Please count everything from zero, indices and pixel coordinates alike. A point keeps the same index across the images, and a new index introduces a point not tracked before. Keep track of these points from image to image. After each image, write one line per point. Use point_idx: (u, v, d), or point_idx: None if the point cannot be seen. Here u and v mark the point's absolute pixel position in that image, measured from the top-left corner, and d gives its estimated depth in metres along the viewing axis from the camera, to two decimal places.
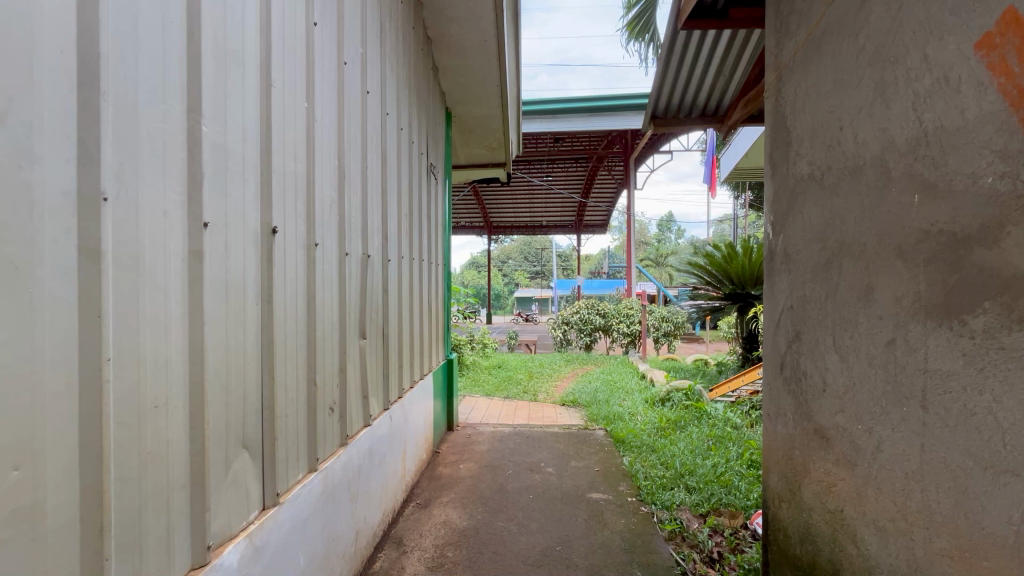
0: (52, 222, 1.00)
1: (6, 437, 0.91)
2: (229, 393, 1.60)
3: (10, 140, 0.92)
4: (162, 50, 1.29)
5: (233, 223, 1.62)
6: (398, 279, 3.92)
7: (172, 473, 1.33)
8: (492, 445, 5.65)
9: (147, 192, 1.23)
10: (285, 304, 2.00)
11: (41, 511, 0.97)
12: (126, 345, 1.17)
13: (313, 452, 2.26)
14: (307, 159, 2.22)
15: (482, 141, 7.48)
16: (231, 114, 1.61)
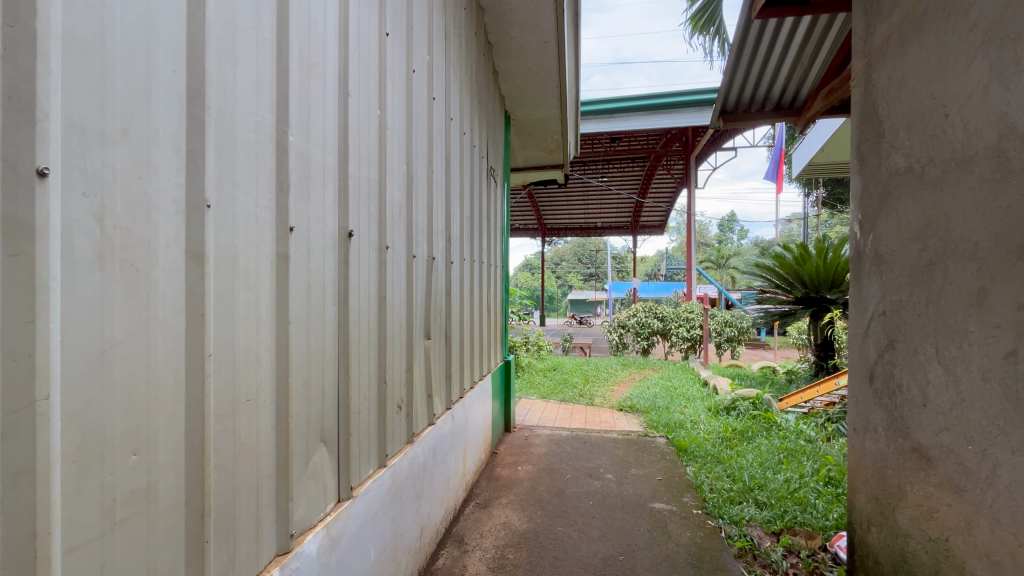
0: (165, 227, 1.07)
1: (128, 424, 0.99)
2: (310, 390, 1.68)
3: (132, 153, 0.99)
4: (256, 67, 1.38)
5: (315, 227, 1.70)
6: (461, 280, 3.99)
7: (261, 463, 1.41)
8: (549, 448, 5.60)
9: (242, 200, 1.31)
10: (359, 304, 2.08)
11: (155, 493, 1.05)
12: (224, 341, 1.25)
13: (383, 449, 2.34)
14: (379, 165, 2.30)
15: (540, 143, 7.47)
16: (313, 124, 1.70)
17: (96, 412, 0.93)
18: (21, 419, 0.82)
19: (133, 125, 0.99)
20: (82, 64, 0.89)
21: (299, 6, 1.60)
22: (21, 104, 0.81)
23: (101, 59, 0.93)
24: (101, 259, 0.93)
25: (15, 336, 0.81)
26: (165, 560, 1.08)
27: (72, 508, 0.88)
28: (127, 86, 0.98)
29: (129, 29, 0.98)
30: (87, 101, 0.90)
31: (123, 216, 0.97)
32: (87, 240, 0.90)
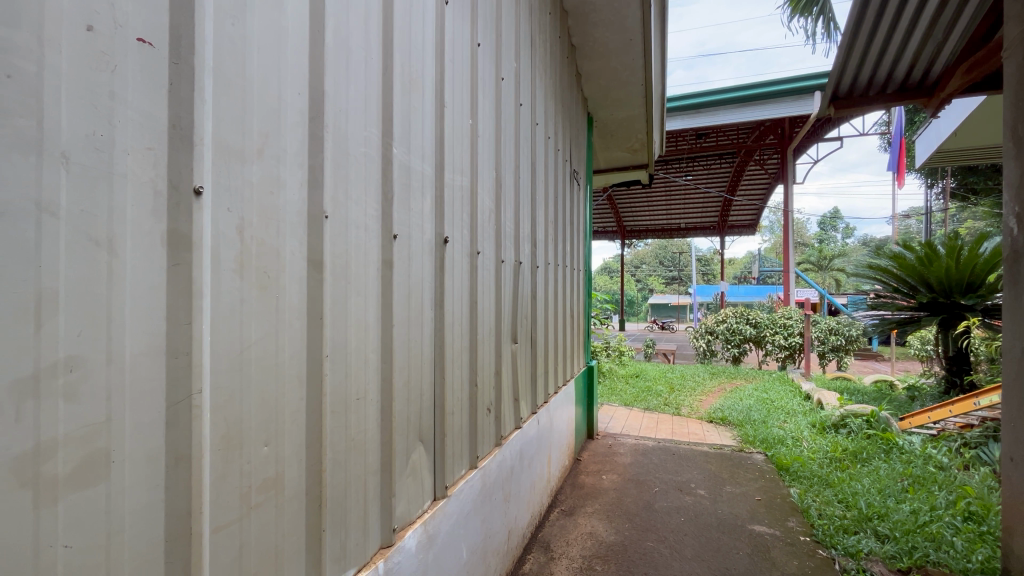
0: (290, 237, 1.16)
1: (261, 417, 1.08)
2: (410, 390, 1.76)
3: (265, 170, 1.08)
4: (365, 86, 1.46)
5: (414, 234, 1.78)
6: (545, 284, 3.98)
7: (368, 459, 1.49)
8: (635, 458, 5.40)
9: (353, 210, 1.40)
10: (453, 308, 2.13)
11: (282, 483, 1.14)
12: (339, 343, 1.34)
13: (474, 450, 2.39)
14: (471, 172, 2.36)
15: (624, 143, 7.27)
16: (414, 136, 1.78)
17: (237, 407, 1.01)
18: (180, 411, 0.89)
19: (266, 146, 1.08)
20: (227, 93, 0.99)
21: (401, 25, 1.68)
22: (183, 131, 0.90)
23: (242, 87, 1.02)
24: (241, 268, 1.02)
25: (176, 338, 0.89)
26: (290, 545, 1.17)
27: (218, 493, 0.97)
28: (262, 110, 1.08)
29: (263, 59, 1.08)
30: (231, 125, 0.99)
31: (257, 228, 1.06)
32: (231, 251, 0.99)
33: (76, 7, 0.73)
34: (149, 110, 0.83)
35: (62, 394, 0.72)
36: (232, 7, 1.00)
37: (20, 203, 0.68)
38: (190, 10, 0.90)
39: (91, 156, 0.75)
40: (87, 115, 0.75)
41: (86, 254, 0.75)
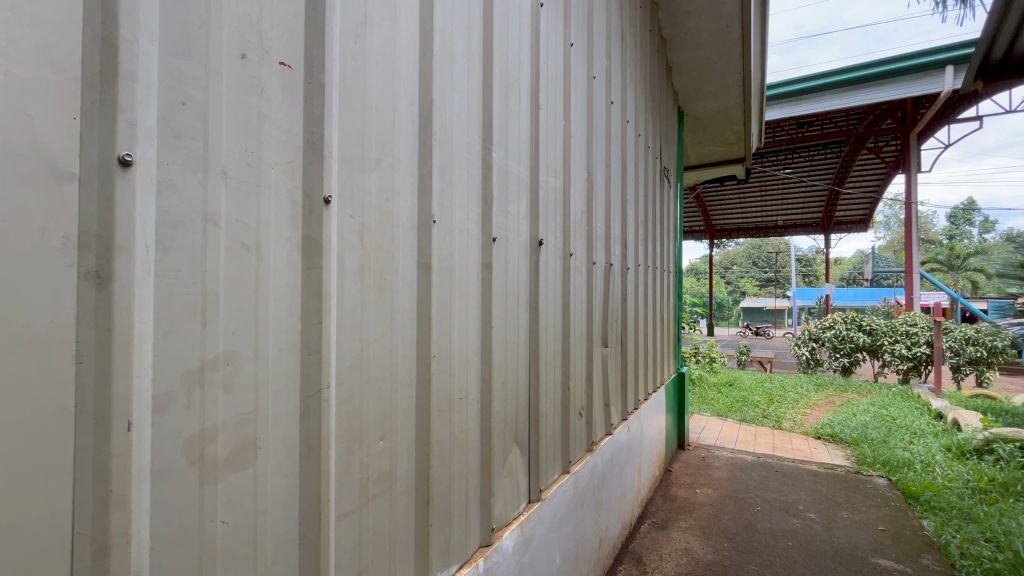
0: (403, 241, 1.21)
1: (377, 413, 1.13)
2: (507, 390, 1.77)
3: (382, 178, 1.14)
4: (468, 93, 1.50)
5: (511, 237, 1.79)
6: (636, 287, 3.84)
7: (469, 458, 1.52)
8: (732, 473, 5.02)
9: (457, 214, 1.44)
10: (547, 311, 2.12)
11: (395, 476, 1.19)
12: (444, 344, 1.38)
13: (567, 455, 2.35)
14: (564, 173, 2.34)
15: (718, 137, 6.84)
16: (512, 139, 1.79)
17: (358, 401, 1.08)
18: (311, 404, 0.96)
19: (383, 155, 1.14)
20: (350, 107, 1.05)
21: (500, 31, 1.71)
22: (315, 145, 0.97)
23: (363, 101, 1.09)
24: (362, 271, 1.08)
25: (309, 335, 0.96)
26: (402, 536, 1.22)
27: (343, 483, 1.04)
28: (380, 121, 1.14)
29: (381, 73, 1.14)
30: (354, 138, 1.06)
31: (375, 233, 1.12)
32: (354, 255, 1.06)
33: (235, 37, 0.81)
34: (288, 126, 0.91)
35: (222, 385, 0.80)
36: (355, 27, 1.06)
37: (192, 213, 0.75)
38: (322, 32, 0.97)
39: (243, 170, 0.83)
40: (242, 133, 0.83)
41: (241, 259, 0.82)
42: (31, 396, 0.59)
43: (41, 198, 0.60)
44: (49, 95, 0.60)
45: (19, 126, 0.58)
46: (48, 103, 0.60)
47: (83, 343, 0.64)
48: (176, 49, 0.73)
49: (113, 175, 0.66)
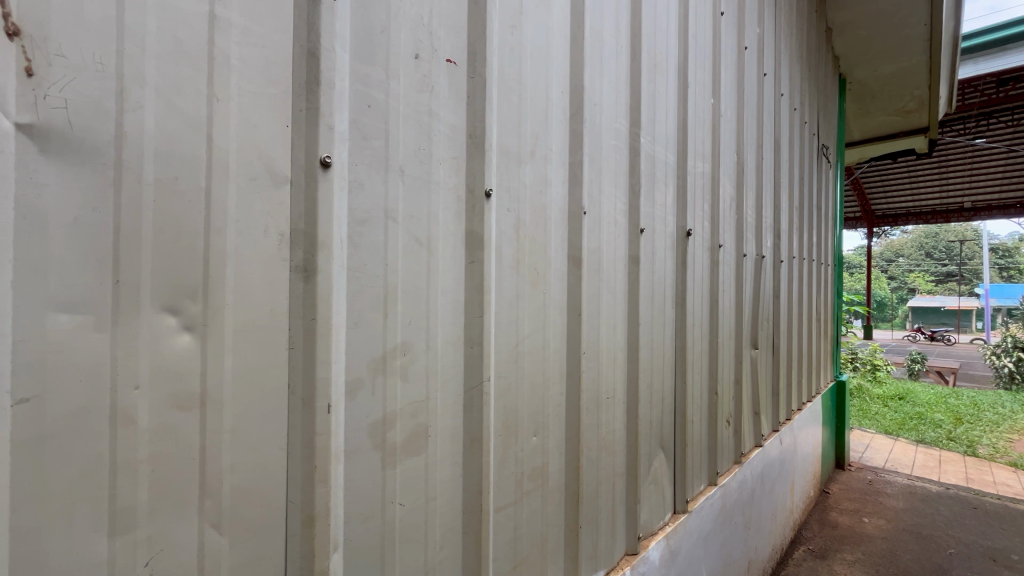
0: (555, 234, 1.18)
1: (531, 409, 1.12)
2: (653, 392, 1.66)
3: (536, 170, 1.12)
4: (616, 77, 1.42)
5: (658, 228, 1.67)
6: (789, 282, 3.39)
7: (616, 460, 1.45)
8: (912, 504, 4.21)
9: (606, 205, 1.37)
10: (694, 308, 1.95)
11: (547, 473, 1.17)
12: (592, 340, 1.32)
13: (714, 466, 2.15)
14: (713, 157, 2.13)
15: (893, 105, 5.76)
16: (659, 122, 1.66)
17: (514, 396, 1.07)
18: (473, 396, 0.97)
19: (538, 146, 1.12)
20: (507, 99, 1.04)
21: (648, 7, 1.58)
22: (477, 140, 0.97)
23: (519, 93, 1.07)
24: (518, 265, 1.07)
25: (470, 328, 0.97)
26: (553, 535, 1.19)
27: (501, 476, 1.04)
28: (534, 112, 1.11)
29: (536, 63, 1.11)
30: (509, 130, 1.05)
31: (530, 226, 1.11)
32: (510, 248, 1.05)
33: (410, 39, 0.84)
34: (454, 123, 0.93)
35: (400, 373, 0.84)
36: (512, 17, 1.05)
37: (375, 210, 0.79)
38: (483, 25, 0.97)
39: (417, 167, 0.86)
40: (416, 131, 0.85)
41: (414, 253, 0.85)
42: (256, 378, 0.66)
43: (264, 201, 0.66)
44: (269, 105, 0.66)
45: (249, 135, 0.64)
46: (268, 113, 0.66)
47: (294, 332, 0.70)
48: (363, 55, 0.77)
49: (316, 176, 0.71)
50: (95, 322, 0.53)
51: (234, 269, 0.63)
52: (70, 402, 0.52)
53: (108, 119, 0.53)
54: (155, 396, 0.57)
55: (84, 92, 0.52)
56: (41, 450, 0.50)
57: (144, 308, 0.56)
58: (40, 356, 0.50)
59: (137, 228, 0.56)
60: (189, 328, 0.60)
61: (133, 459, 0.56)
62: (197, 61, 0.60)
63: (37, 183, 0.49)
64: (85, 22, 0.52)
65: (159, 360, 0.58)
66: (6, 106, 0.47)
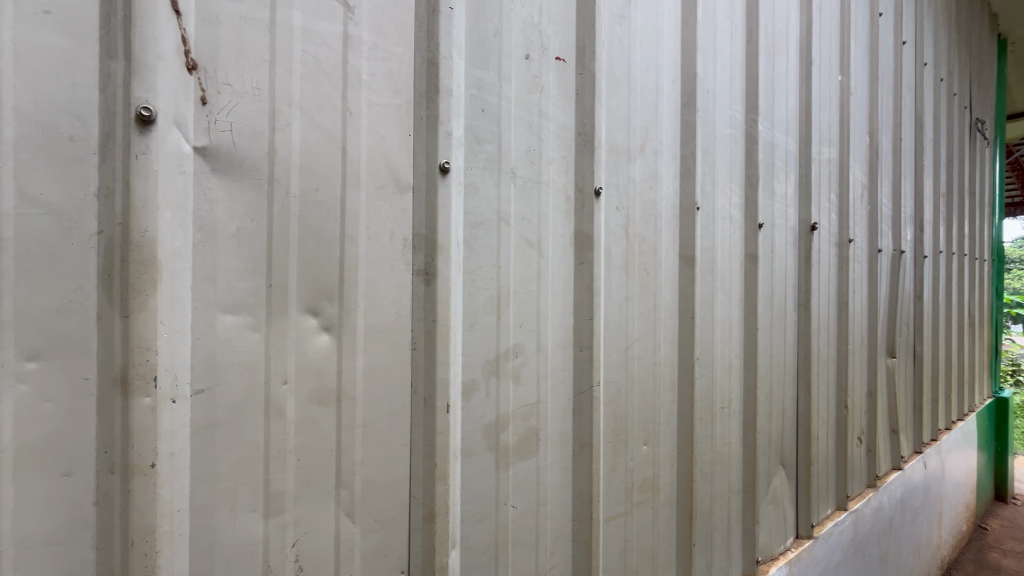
0: (666, 232, 1.12)
1: (642, 416, 1.07)
2: (773, 403, 1.51)
3: (646, 166, 1.06)
4: (731, 60, 1.31)
5: (778, 223, 1.51)
6: (935, 282, 2.93)
7: (731, 476, 1.34)
8: None
9: (720, 200, 1.27)
10: (820, 310, 1.74)
11: (657, 485, 1.11)
12: (706, 345, 1.23)
13: (843, 489, 1.91)
14: (841, 140, 1.89)
15: None
16: (779, 106, 1.51)
17: (623, 402, 1.02)
18: (583, 401, 0.94)
19: (648, 140, 1.07)
20: (616, 93, 1.00)
21: None
22: (587, 137, 0.94)
23: (628, 85, 1.02)
24: (628, 265, 1.02)
25: (580, 331, 0.94)
26: (664, 550, 1.13)
27: (611, 485, 1.00)
28: (644, 105, 1.06)
29: (645, 53, 1.06)
30: (619, 124, 1.00)
31: (640, 224, 1.05)
32: (620, 248, 1.01)
33: (521, 40, 0.84)
34: (564, 122, 0.91)
35: (512, 376, 0.84)
36: (621, 7, 1.00)
37: (489, 212, 0.80)
38: (592, 19, 0.94)
39: (528, 168, 0.85)
40: (526, 133, 0.85)
41: (526, 254, 0.85)
42: (384, 377, 0.69)
43: (390, 207, 0.69)
44: (395, 117, 0.69)
45: (377, 146, 0.68)
46: (393, 123, 0.69)
47: (417, 333, 0.72)
48: (477, 60, 0.78)
49: (436, 182, 0.73)
50: (254, 322, 0.59)
51: (365, 274, 0.67)
52: (234, 393, 0.57)
53: (262, 138, 0.58)
54: (300, 390, 0.62)
55: (244, 115, 0.57)
56: (211, 435, 0.56)
57: (292, 310, 0.61)
58: (211, 352, 0.56)
59: (286, 236, 0.60)
60: (327, 328, 0.64)
61: (283, 447, 0.61)
62: (334, 79, 0.64)
63: (209, 196, 0.55)
64: (245, 51, 0.57)
65: (304, 358, 0.62)
66: (187, 130, 0.53)
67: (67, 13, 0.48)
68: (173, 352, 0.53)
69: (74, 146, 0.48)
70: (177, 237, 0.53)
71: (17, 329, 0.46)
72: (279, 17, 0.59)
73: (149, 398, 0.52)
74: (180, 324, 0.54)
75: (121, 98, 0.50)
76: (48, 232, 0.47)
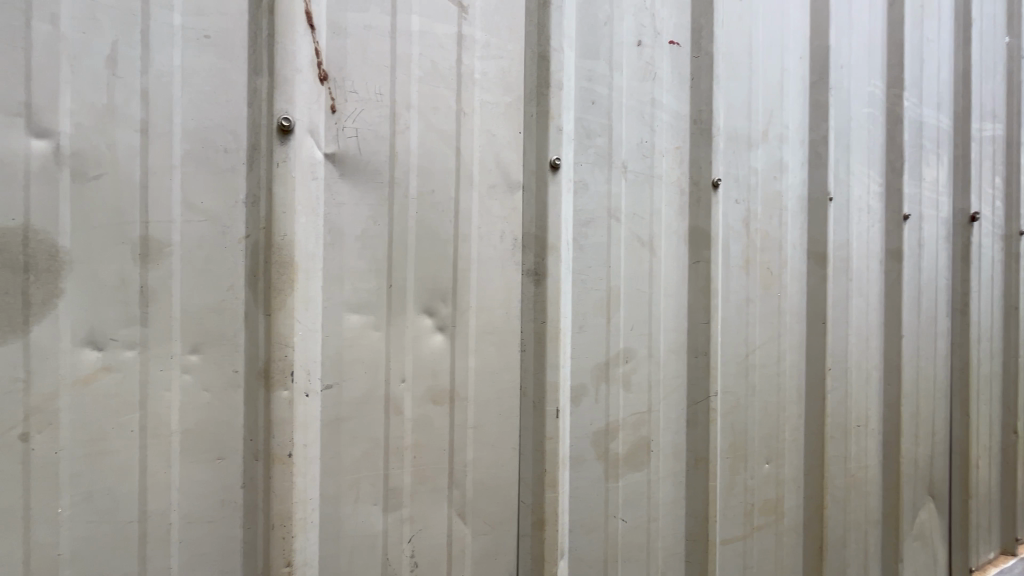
0: (792, 227, 1.00)
1: (764, 431, 0.96)
2: (920, 422, 1.30)
3: (770, 154, 0.96)
4: (869, 29, 1.14)
5: (928, 213, 1.30)
6: None
7: (868, 504, 1.17)
8: None
9: (856, 188, 1.11)
10: (981, 316, 1.47)
11: (781, 509, 0.99)
12: (839, 354, 1.09)
13: (1010, 530, 1.60)
14: (1009, 113, 1.58)
15: None
16: (929, 77, 1.29)
17: (743, 415, 0.93)
18: (699, 412, 0.86)
19: (771, 126, 0.96)
20: (736, 75, 0.91)
21: None
22: (703, 125, 0.87)
23: (749, 66, 0.93)
24: (748, 264, 0.93)
25: (695, 336, 0.87)
26: None
27: (728, 505, 0.91)
28: (767, 86, 0.96)
29: (768, 29, 0.95)
30: (739, 110, 0.91)
31: (762, 219, 0.95)
32: (739, 245, 0.92)
33: (633, 26, 0.79)
34: (678, 110, 0.85)
35: (623, 382, 0.79)
36: None
37: (600, 209, 0.76)
38: None
39: (640, 162, 0.80)
40: (638, 124, 0.80)
41: (637, 253, 0.80)
42: (494, 378, 0.68)
43: (501, 207, 0.68)
44: (506, 115, 0.68)
45: (489, 145, 0.67)
46: (505, 122, 0.68)
47: (526, 335, 0.71)
48: (587, 51, 0.74)
49: (547, 180, 0.70)
50: (375, 321, 0.60)
51: (476, 273, 0.67)
52: (358, 390, 0.60)
53: (384, 143, 0.60)
54: (417, 389, 0.63)
55: (369, 121, 0.59)
56: (339, 429, 0.59)
57: (410, 310, 0.62)
58: (338, 349, 0.58)
59: (404, 238, 0.62)
60: (441, 328, 0.64)
61: (401, 444, 0.63)
62: (449, 80, 0.64)
63: (337, 201, 0.58)
64: (369, 60, 0.59)
65: (419, 358, 0.63)
66: (319, 138, 0.56)
67: (222, 37, 0.52)
68: (306, 348, 0.56)
69: (227, 157, 0.52)
70: (311, 240, 0.56)
71: (183, 324, 0.51)
72: (399, 23, 0.61)
73: (287, 392, 0.55)
74: (313, 322, 0.56)
75: (266, 111, 0.54)
76: (205, 235, 0.52)
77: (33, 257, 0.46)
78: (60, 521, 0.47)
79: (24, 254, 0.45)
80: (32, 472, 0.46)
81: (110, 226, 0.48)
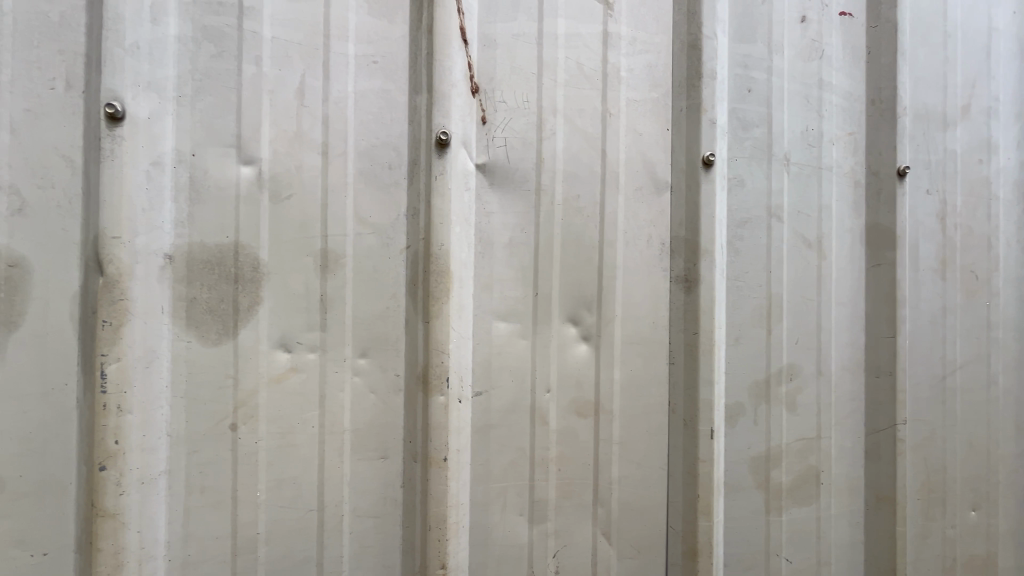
0: (1005, 220, 0.81)
1: (969, 470, 0.79)
2: None
3: (973, 133, 0.79)
4: None
5: None
6: None
7: None
8: None
9: None
10: None
11: (995, 569, 0.80)
12: None
13: None
14: None
15: None
16: None
17: (941, 449, 0.77)
18: (882, 442, 0.73)
19: (973, 98, 0.79)
20: (928, 42, 0.76)
21: None
22: (884, 105, 0.74)
23: (945, 29, 0.77)
24: (945, 267, 0.77)
25: (876, 352, 0.74)
26: None
27: (921, 556, 0.76)
28: (969, 51, 0.79)
29: None
30: (930, 83, 0.76)
31: (962, 213, 0.79)
32: (933, 244, 0.76)
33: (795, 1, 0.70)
34: (851, 90, 0.73)
35: (786, 402, 0.70)
36: None
37: (758, 208, 0.68)
38: None
39: (805, 152, 0.70)
40: (802, 110, 0.70)
41: (802, 256, 0.70)
42: (642, 392, 0.64)
43: (648, 209, 0.64)
44: (652, 112, 0.64)
45: (635, 144, 0.63)
46: (651, 119, 0.64)
47: (674, 346, 0.66)
48: (742, 34, 0.68)
49: (699, 178, 0.64)
50: (522, 329, 0.60)
51: (622, 280, 0.63)
52: (506, 398, 0.60)
53: (531, 149, 0.60)
54: (562, 400, 0.61)
55: (516, 129, 0.59)
56: (487, 435, 0.59)
57: (555, 319, 0.61)
58: (487, 357, 0.59)
59: (550, 245, 0.61)
60: (586, 337, 0.62)
61: (546, 455, 0.61)
62: (594, 80, 0.62)
63: (487, 210, 0.59)
64: (517, 68, 0.59)
65: (565, 367, 0.61)
66: (471, 149, 0.57)
67: (388, 60, 0.56)
68: (459, 355, 0.56)
69: (391, 173, 0.56)
70: (464, 248, 0.57)
71: (354, 330, 0.55)
72: (545, 28, 0.60)
73: (443, 398, 0.55)
74: (465, 330, 0.57)
75: (424, 126, 0.56)
76: (373, 247, 0.55)
77: (241, 269, 0.52)
78: (258, 504, 0.53)
79: (234, 266, 0.52)
80: (239, 458, 0.52)
81: (297, 239, 0.53)
